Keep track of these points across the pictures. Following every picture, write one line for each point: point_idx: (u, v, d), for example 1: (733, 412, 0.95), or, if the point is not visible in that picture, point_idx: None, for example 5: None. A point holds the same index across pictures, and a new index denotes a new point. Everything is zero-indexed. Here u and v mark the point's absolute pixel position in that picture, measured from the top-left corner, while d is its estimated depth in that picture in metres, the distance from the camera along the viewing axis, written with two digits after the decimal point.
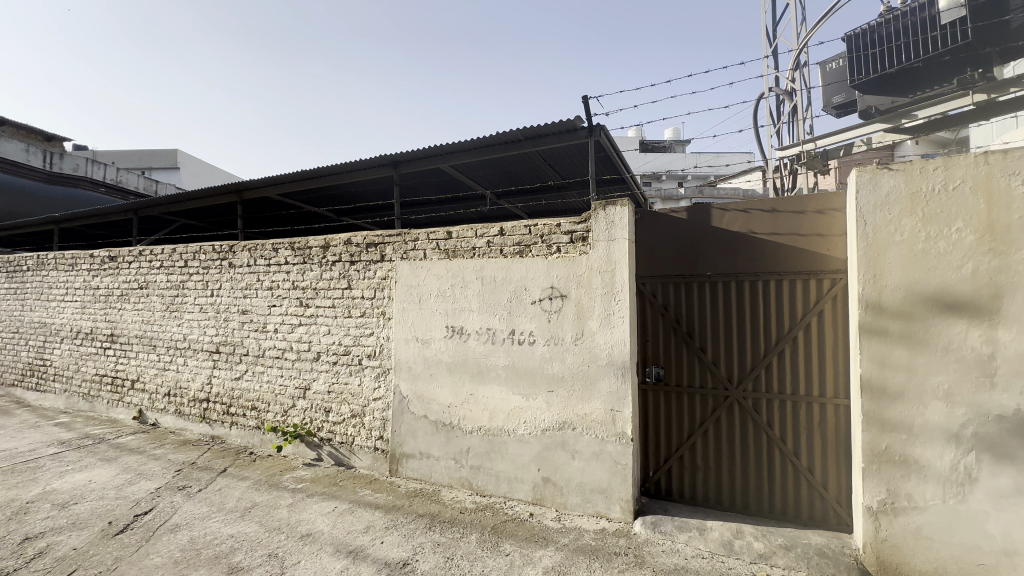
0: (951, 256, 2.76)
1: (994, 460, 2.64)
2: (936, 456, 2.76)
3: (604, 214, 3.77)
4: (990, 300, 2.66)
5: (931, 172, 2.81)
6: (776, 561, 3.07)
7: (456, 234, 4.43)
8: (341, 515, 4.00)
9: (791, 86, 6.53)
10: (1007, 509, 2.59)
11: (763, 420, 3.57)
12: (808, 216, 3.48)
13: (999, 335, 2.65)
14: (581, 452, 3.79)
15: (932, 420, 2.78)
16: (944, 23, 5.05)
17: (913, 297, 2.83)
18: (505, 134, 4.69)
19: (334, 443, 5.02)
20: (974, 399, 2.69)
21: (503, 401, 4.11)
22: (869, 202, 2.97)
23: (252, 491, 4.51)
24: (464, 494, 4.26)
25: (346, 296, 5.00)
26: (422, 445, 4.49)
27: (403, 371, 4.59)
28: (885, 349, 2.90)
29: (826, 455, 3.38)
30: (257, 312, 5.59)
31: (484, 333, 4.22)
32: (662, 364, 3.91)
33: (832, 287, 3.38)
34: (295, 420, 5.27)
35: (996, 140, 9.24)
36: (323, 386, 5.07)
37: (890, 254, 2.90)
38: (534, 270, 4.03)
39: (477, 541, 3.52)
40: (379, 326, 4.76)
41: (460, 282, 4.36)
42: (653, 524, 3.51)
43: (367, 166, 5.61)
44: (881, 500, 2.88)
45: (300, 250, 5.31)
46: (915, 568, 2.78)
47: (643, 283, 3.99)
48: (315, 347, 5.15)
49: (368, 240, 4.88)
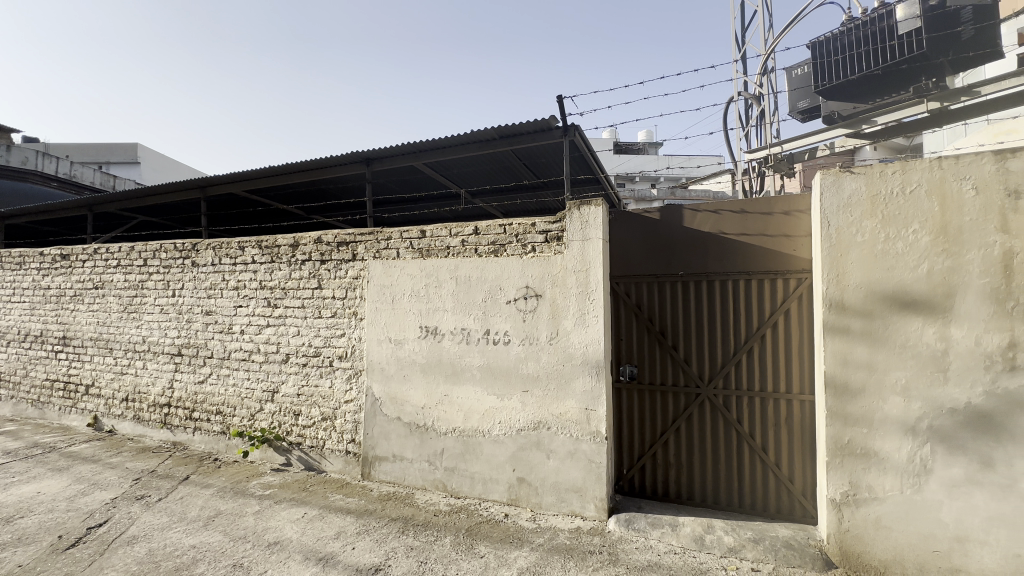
0: (908, 256, 2.87)
1: (947, 451, 2.76)
2: (895, 449, 2.87)
3: (578, 214, 3.78)
4: (944, 298, 2.79)
5: (890, 175, 2.92)
6: (745, 555, 3.14)
7: (430, 233, 4.36)
8: (311, 521, 3.89)
9: (759, 91, 6.71)
10: (959, 497, 2.73)
11: (733, 416, 3.64)
12: (775, 217, 3.58)
13: (952, 331, 2.77)
14: (556, 452, 3.79)
15: (891, 414, 2.89)
16: (902, 33, 5.29)
17: (873, 295, 2.94)
18: (480, 133, 4.65)
19: (304, 447, 4.89)
20: (930, 393, 2.81)
21: (478, 401, 4.08)
22: (833, 204, 3.06)
23: (216, 499, 4.34)
24: (438, 496, 4.21)
25: (316, 296, 4.86)
26: (395, 447, 4.41)
27: (376, 373, 4.50)
28: (847, 346, 2.99)
29: (793, 450, 3.48)
30: (222, 313, 5.39)
31: (459, 333, 4.17)
32: (635, 363, 3.95)
33: (798, 287, 3.48)
34: (262, 425, 5.10)
35: (947, 147, 9.72)
36: (292, 389, 4.93)
37: (852, 254, 3.00)
38: (508, 270, 4.01)
39: (451, 544, 3.48)
40: (351, 326, 4.66)
41: (434, 282, 4.30)
42: (627, 522, 3.55)
43: (338, 163, 5.48)
44: (844, 492, 2.98)
45: (267, 249, 5.14)
46: (875, 557, 2.89)
47: (616, 282, 4.02)
48: (283, 348, 4.99)
49: (340, 238, 4.76)
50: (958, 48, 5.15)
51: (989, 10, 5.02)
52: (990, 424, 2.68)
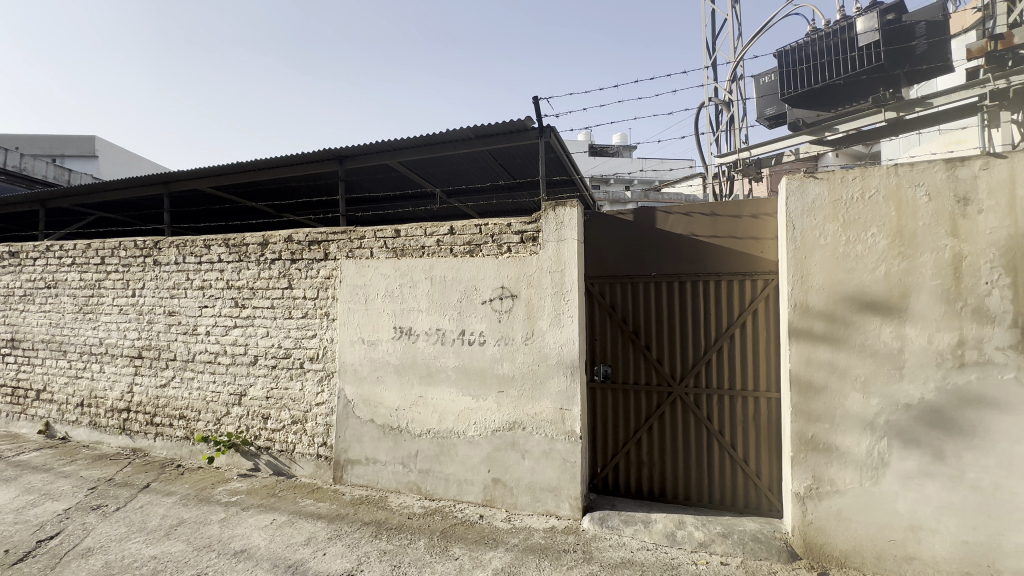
0: (868, 258, 3.00)
1: (903, 444, 2.90)
2: (855, 443, 2.99)
3: (553, 214, 3.80)
4: (899, 299, 2.93)
5: (850, 181, 3.05)
6: (715, 549, 3.23)
7: (405, 233, 4.31)
8: (280, 528, 3.78)
9: (728, 97, 6.90)
10: (913, 488, 2.86)
11: (704, 414, 3.73)
12: (744, 220, 3.68)
13: (907, 331, 2.91)
14: (531, 452, 3.80)
15: (851, 410, 3.01)
16: (862, 45, 5.53)
17: (835, 296, 3.06)
18: (456, 132, 4.63)
19: (273, 451, 4.75)
20: (887, 390, 2.94)
21: (453, 402, 4.05)
22: (798, 208, 3.17)
23: (179, 507, 4.17)
24: (412, 499, 4.16)
25: (286, 296, 4.74)
26: (368, 450, 4.34)
27: (349, 375, 4.41)
28: (811, 345, 3.10)
29: (760, 446, 3.59)
30: (186, 314, 5.19)
31: (434, 334, 4.13)
32: (609, 362, 4.00)
33: (765, 288, 3.60)
34: (228, 429, 4.94)
35: (903, 156, 10.21)
36: (261, 392, 4.79)
37: (816, 256, 3.11)
38: (484, 270, 4.00)
39: (426, 547, 3.44)
40: (323, 327, 4.56)
41: (408, 282, 4.25)
42: (601, 519, 3.58)
43: (309, 160, 5.36)
44: (808, 486, 3.09)
45: (235, 247, 4.98)
46: (836, 547, 3.01)
47: (591, 283, 4.05)
48: (252, 350, 4.84)
49: (311, 237, 4.66)
50: (914, 61, 5.39)
51: (943, 24, 5.19)
52: (941, 418, 2.83)
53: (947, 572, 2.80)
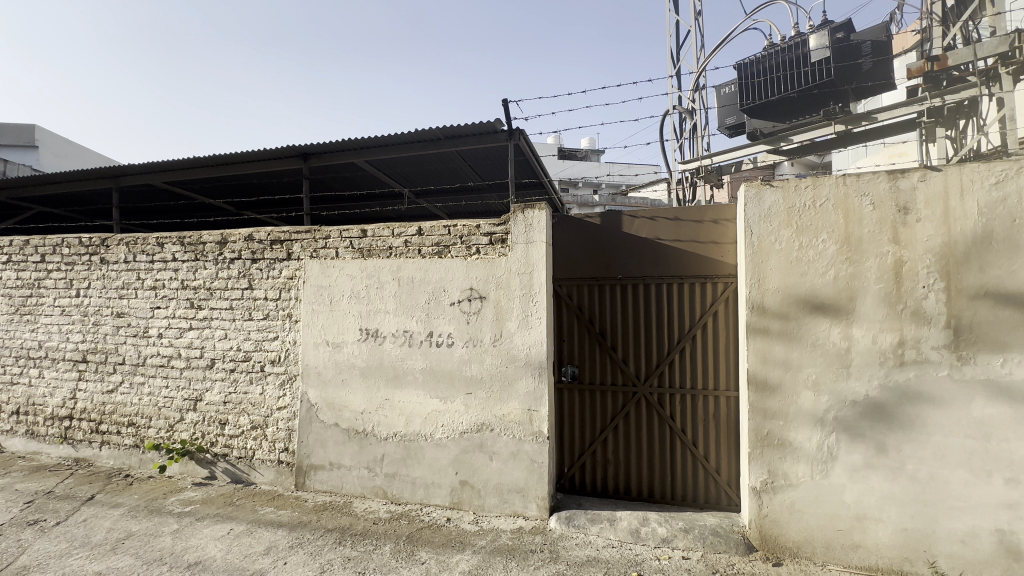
0: (819, 263, 3.16)
1: (850, 439, 3.07)
2: (806, 439, 3.14)
3: (522, 217, 3.83)
4: (847, 301, 3.10)
5: (803, 189, 3.21)
6: (677, 544, 3.33)
7: (371, 233, 4.24)
8: (237, 537, 3.64)
9: (692, 105, 7.13)
10: (859, 480, 3.04)
11: (668, 413, 3.83)
12: (705, 225, 3.80)
13: (853, 331, 3.08)
14: (499, 453, 3.81)
15: (804, 407, 3.16)
16: (815, 61, 5.82)
17: (789, 298, 3.21)
18: (424, 132, 4.59)
19: (231, 458, 4.57)
20: (835, 388, 3.11)
21: (420, 405, 4.01)
22: (756, 214, 3.31)
23: (127, 519, 3.95)
24: (377, 503, 4.09)
25: (246, 297, 4.57)
26: (332, 455, 4.24)
27: (312, 378, 4.30)
28: (767, 345, 3.24)
29: (719, 443, 3.72)
30: (137, 316, 4.93)
31: (401, 336, 4.08)
32: (577, 363, 4.05)
33: (724, 291, 3.73)
34: (182, 436, 4.71)
35: (851, 166, 10.82)
36: (218, 396, 4.60)
37: (771, 260, 3.26)
38: (452, 271, 3.98)
39: (391, 552, 3.39)
40: (285, 329, 4.42)
41: (375, 283, 4.17)
42: (567, 519, 3.62)
43: (271, 157, 5.20)
44: (764, 481, 3.22)
45: (191, 246, 4.76)
46: (789, 538, 3.16)
47: (559, 285, 4.10)
48: (208, 353, 4.65)
49: (273, 236, 4.51)
50: (859, 77, 5.69)
51: (885, 46, 5.58)
52: (884, 414, 3.01)
53: (889, 557, 2.98)
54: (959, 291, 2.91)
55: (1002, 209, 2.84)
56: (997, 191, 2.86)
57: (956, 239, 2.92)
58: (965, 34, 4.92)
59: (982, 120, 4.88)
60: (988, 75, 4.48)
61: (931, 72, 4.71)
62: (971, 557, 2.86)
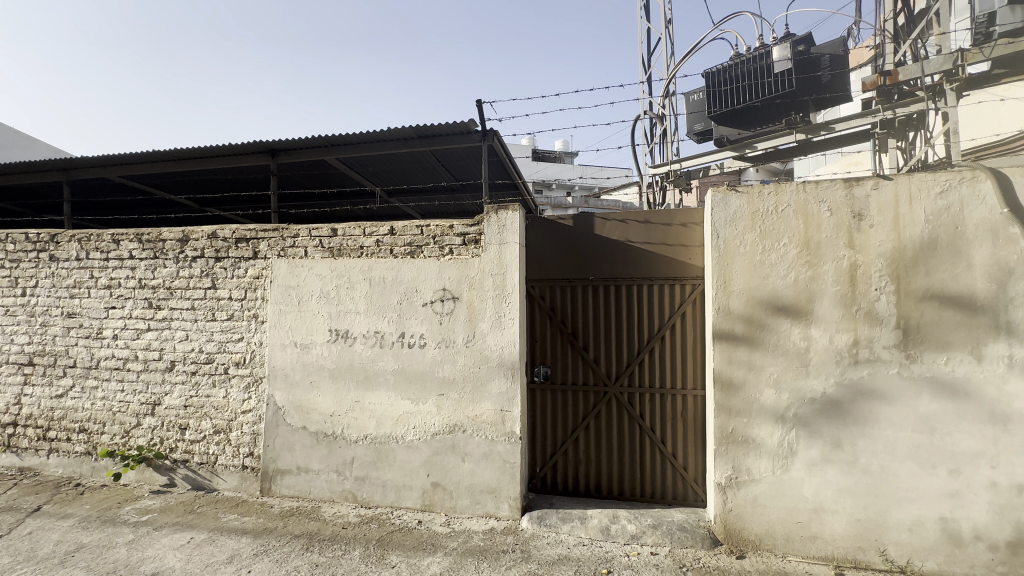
0: (780, 266, 3.29)
1: (808, 435, 3.20)
2: (768, 436, 3.26)
3: (496, 217, 3.84)
4: (806, 303, 3.24)
5: (766, 195, 3.33)
6: (645, 540, 3.40)
7: (342, 232, 4.16)
8: (198, 546, 3.51)
9: (662, 111, 7.29)
10: (816, 474, 3.17)
11: (637, 412, 3.91)
12: (674, 228, 3.89)
13: (812, 332, 3.22)
14: (471, 454, 3.80)
15: (766, 405, 3.28)
16: (778, 72, 6.05)
17: (752, 300, 3.33)
18: (398, 131, 4.54)
19: (191, 465, 4.40)
20: (795, 385, 3.24)
21: (391, 407, 3.96)
22: (723, 218, 3.41)
23: (77, 530, 3.75)
24: (347, 507, 4.01)
25: (209, 297, 4.41)
26: (300, 459, 4.14)
27: (279, 380, 4.18)
28: (732, 346, 3.35)
29: (686, 441, 3.81)
30: (89, 316, 4.68)
31: (372, 337, 4.02)
32: (549, 363, 4.09)
33: (692, 292, 3.84)
34: (138, 442, 4.51)
35: (811, 174, 11.29)
36: (178, 400, 4.42)
37: (736, 263, 3.37)
38: (425, 271, 3.95)
39: (361, 557, 3.34)
40: (251, 330, 4.29)
41: (345, 283, 4.10)
42: (539, 519, 3.64)
43: (237, 152, 5.04)
44: (728, 476, 3.33)
45: (149, 243, 4.56)
46: (752, 531, 3.27)
47: (532, 286, 4.13)
48: (167, 356, 4.46)
49: (238, 234, 4.37)
50: (819, 89, 5.96)
51: (842, 59, 5.93)
52: (840, 410, 3.16)
53: (844, 547, 3.13)
54: (908, 293, 3.08)
55: (946, 216, 3.03)
56: (942, 199, 3.04)
57: (905, 244, 3.10)
58: (914, 52, 5.23)
59: (929, 132, 5.21)
60: (935, 91, 4.79)
61: (883, 86, 4.98)
62: (918, 544, 3.03)
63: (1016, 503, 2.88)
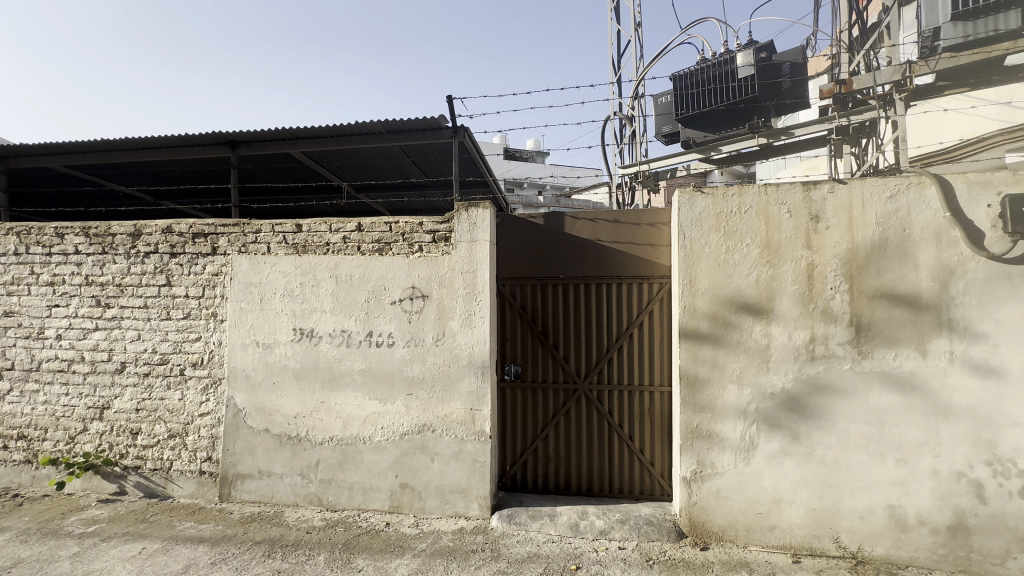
0: (743, 266, 3.40)
1: (769, 428, 3.32)
2: (731, 430, 3.36)
3: (466, 215, 3.80)
4: (766, 301, 3.35)
5: (730, 196, 3.42)
6: (613, 535, 3.45)
7: (307, 227, 4.04)
8: (150, 557, 3.33)
9: (632, 112, 7.40)
10: (775, 465, 3.29)
11: (606, 409, 3.96)
12: (643, 228, 3.95)
13: (773, 329, 3.34)
14: (440, 454, 3.76)
15: (729, 400, 3.38)
16: (742, 77, 6.24)
17: (717, 298, 3.42)
18: (365, 125, 4.43)
19: (143, 471, 4.18)
20: (757, 381, 3.35)
21: (359, 408, 3.87)
22: (689, 219, 3.49)
23: (15, 545, 3.50)
24: (312, 511, 3.90)
25: (164, 294, 4.19)
26: (262, 462, 3.99)
27: (239, 381, 4.02)
28: (697, 343, 3.43)
29: (653, 437, 3.89)
30: (30, 316, 4.38)
31: (339, 335, 3.92)
32: (519, 362, 4.09)
33: (660, 291, 3.91)
34: (85, 449, 4.25)
35: (773, 176, 11.72)
36: (129, 404, 4.19)
37: (702, 263, 3.46)
38: (393, 269, 3.87)
39: (326, 561, 3.25)
40: (209, 329, 4.10)
41: (311, 281, 3.97)
42: (509, 517, 3.63)
43: (194, 143, 4.81)
44: (693, 470, 3.41)
45: (97, 238, 4.30)
46: (715, 523, 3.37)
47: (503, 284, 4.11)
48: (117, 357, 4.22)
49: (195, 228, 4.17)
50: (779, 95, 6.18)
51: (801, 67, 6.18)
52: (798, 404, 3.29)
53: (801, 536, 3.26)
54: (861, 292, 3.23)
55: (895, 219, 3.20)
56: (891, 203, 3.21)
57: (859, 245, 3.25)
58: (867, 62, 5.48)
59: (881, 139, 5.47)
60: (886, 100, 5.03)
61: (839, 94, 5.17)
62: (868, 531, 3.18)
63: (955, 489, 3.07)
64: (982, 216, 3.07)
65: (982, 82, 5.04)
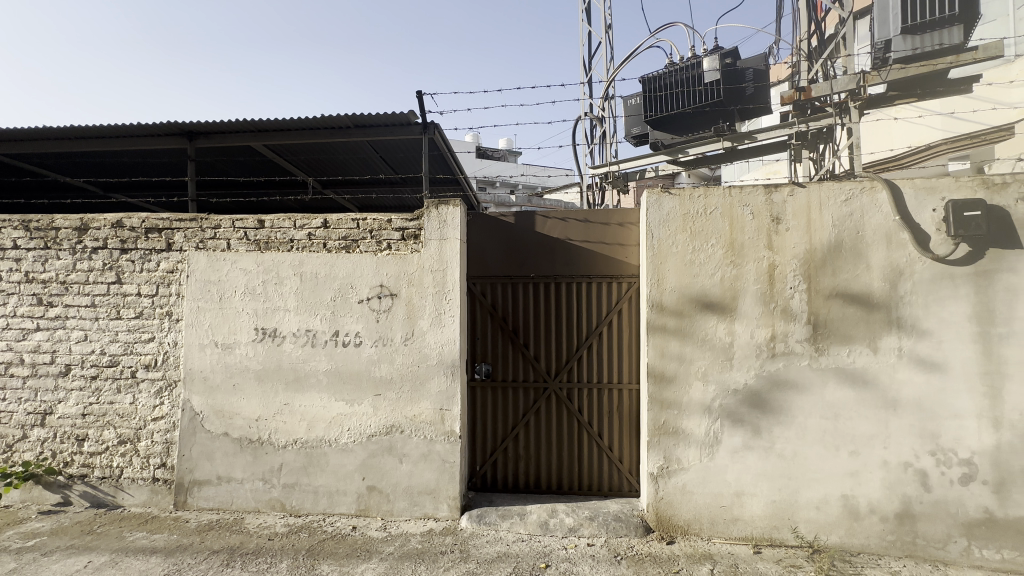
0: (708, 266, 3.48)
1: (732, 424, 3.41)
2: (696, 426, 3.44)
3: (436, 213, 3.75)
4: (730, 300, 3.45)
5: (697, 197, 3.50)
6: (583, 532, 3.48)
7: (270, 223, 3.89)
8: (98, 570, 3.15)
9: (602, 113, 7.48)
10: (738, 459, 3.39)
11: (576, 407, 3.98)
12: (612, 228, 4.00)
13: (736, 327, 3.44)
14: (409, 455, 3.70)
15: (695, 397, 3.45)
16: (708, 81, 6.41)
17: (683, 297, 3.49)
18: (331, 118, 4.31)
19: (91, 480, 3.95)
20: (721, 378, 3.44)
21: (324, 409, 3.76)
22: (657, 219, 3.55)
23: None
24: (274, 517, 3.76)
25: (113, 292, 3.96)
26: (220, 468, 3.83)
27: (196, 383, 3.84)
28: (665, 341, 3.49)
29: (622, 434, 3.94)
30: None
31: (303, 335, 3.79)
32: (490, 361, 4.07)
33: (629, 290, 3.96)
34: (25, 457, 3.98)
35: (738, 180, 12.05)
36: (75, 408, 3.94)
37: (669, 262, 3.52)
38: (361, 267, 3.78)
39: (289, 569, 3.14)
40: (163, 329, 3.90)
41: (273, 279, 3.84)
42: (479, 517, 3.61)
43: (147, 133, 4.56)
44: (660, 466, 3.48)
45: (39, 232, 4.02)
46: (681, 517, 3.44)
47: (473, 283, 4.08)
48: (62, 358, 3.96)
49: (148, 223, 3.96)
50: (744, 100, 6.37)
51: (764, 74, 6.39)
52: (759, 400, 3.39)
53: (761, 527, 3.37)
54: (818, 292, 3.36)
55: (850, 221, 3.34)
56: (846, 206, 3.35)
57: (816, 246, 3.38)
58: (826, 71, 5.72)
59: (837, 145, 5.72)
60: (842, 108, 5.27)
61: (798, 100, 5.38)
62: (823, 520, 3.32)
63: (902, 478, 3.24)
64: (927, 219, 3.25)
65: (930, 92, 5.30)
